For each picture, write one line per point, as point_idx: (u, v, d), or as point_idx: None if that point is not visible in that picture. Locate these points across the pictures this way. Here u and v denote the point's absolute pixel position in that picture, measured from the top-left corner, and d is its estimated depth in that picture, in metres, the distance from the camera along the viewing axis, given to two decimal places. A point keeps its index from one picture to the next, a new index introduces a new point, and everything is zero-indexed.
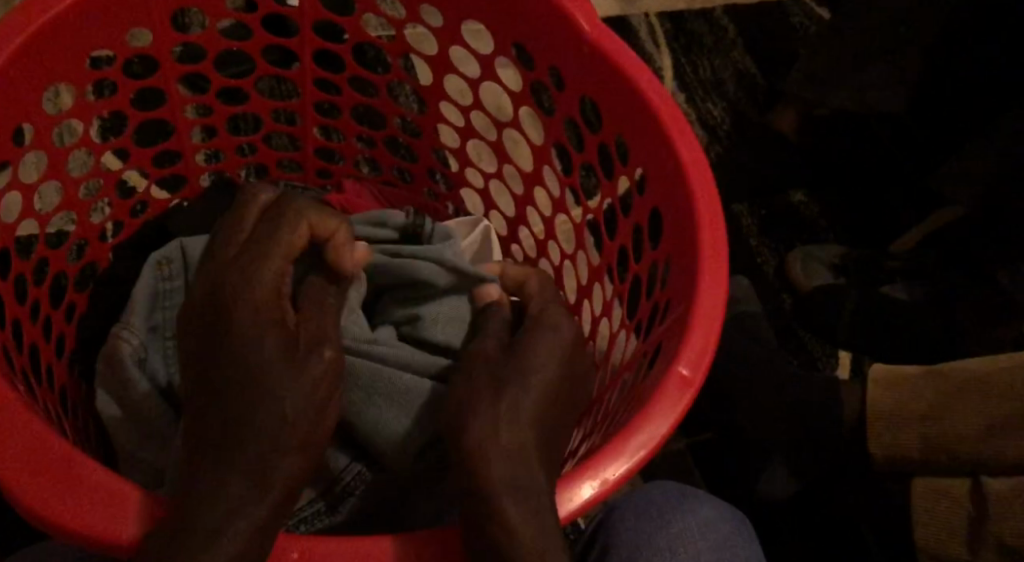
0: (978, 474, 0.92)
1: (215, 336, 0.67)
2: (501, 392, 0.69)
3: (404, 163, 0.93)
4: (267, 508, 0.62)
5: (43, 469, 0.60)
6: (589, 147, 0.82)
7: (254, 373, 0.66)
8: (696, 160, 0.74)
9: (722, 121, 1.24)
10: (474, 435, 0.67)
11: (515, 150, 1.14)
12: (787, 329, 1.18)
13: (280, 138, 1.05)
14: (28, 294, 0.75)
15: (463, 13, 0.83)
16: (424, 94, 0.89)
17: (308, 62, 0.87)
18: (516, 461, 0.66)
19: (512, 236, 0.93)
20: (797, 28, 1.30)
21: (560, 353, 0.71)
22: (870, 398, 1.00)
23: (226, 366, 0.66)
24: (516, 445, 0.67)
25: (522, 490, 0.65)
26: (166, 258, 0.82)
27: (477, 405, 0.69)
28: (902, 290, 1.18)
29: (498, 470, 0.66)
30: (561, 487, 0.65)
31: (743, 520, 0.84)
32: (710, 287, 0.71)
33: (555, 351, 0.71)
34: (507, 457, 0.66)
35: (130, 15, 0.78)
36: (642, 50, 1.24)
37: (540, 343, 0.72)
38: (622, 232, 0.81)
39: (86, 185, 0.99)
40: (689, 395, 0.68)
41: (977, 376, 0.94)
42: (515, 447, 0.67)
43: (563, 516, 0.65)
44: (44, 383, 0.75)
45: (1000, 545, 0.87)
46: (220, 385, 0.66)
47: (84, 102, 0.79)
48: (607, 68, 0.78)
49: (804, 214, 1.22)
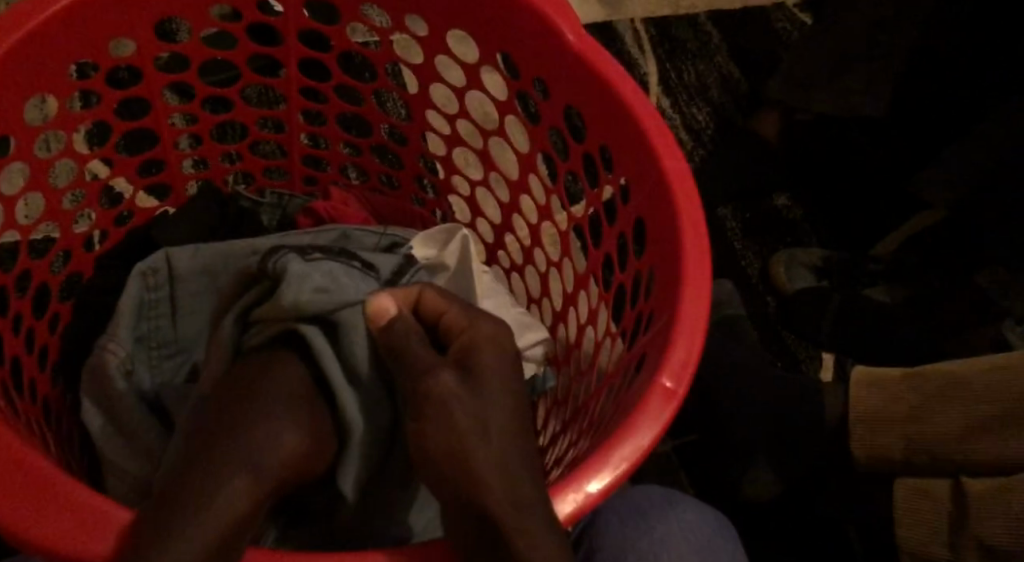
0: (960, 474, 0.93)
1: (239, 382, 0.73)
2: (490, 427, 0.69)
3: (391, 170, 0.94)
4: (248, 504, 0.66)
5: (22, 489, 0.60)
6: (574, 156, 0.83)
7: (265, 405, 0.71)
8: (677, 166, 0.75)
9: (706, 125, 1.25)
10: (479, 467, 0.68)
11: (500, 156, 1.14)
12: (772, 332, 1.19)
13: (267, 145, 1.05)
14: (12, 306, 0.76)
15: (447, 24, 0.84)
16: (411, 102, 0.89)
17: (295, 70, 0.88)
18: (502, 484, 0.67)
19: (498, 242, 0.94)
20: (781, 33, 1.32)
21: (512, 374, 0.73)
22: (851, 400, 1.00)
23: (237, 398, 0.72)
24: (494, 469, 0.68)
25: (519, 505, 0.66)
26: (152, 269, 0.81)
27: (470, 441, 0.69)
28: (883, 292, 1.21)
29: (496, 490, 0.67)
30: (556, 491, 0.66)
31: (726, 523, 0.85)
32: (693, 296, 0.72)
33: (510, 381, 0.72)
34: (492, 484, 0.68)
35: (114, 27, 0.78)
36: (627, 56, 1.24)
37: (497, 368, 0.72)
38: (607, 240, 0.82)
39: (72, 193, 0.98)
40: (672, 407, 0.69)
41: (957, 374, 0.95)
42: (493, 470, 0.68)
43: (563, 521, 0.66)
44: (27, 397, 0.75)
45: (979, 544, 0.88)
46: (225, 410, 0.71)
47: (68, 113, 0.79)
48: (590, 79, 0.78)
49: (790, 218, 1.24)
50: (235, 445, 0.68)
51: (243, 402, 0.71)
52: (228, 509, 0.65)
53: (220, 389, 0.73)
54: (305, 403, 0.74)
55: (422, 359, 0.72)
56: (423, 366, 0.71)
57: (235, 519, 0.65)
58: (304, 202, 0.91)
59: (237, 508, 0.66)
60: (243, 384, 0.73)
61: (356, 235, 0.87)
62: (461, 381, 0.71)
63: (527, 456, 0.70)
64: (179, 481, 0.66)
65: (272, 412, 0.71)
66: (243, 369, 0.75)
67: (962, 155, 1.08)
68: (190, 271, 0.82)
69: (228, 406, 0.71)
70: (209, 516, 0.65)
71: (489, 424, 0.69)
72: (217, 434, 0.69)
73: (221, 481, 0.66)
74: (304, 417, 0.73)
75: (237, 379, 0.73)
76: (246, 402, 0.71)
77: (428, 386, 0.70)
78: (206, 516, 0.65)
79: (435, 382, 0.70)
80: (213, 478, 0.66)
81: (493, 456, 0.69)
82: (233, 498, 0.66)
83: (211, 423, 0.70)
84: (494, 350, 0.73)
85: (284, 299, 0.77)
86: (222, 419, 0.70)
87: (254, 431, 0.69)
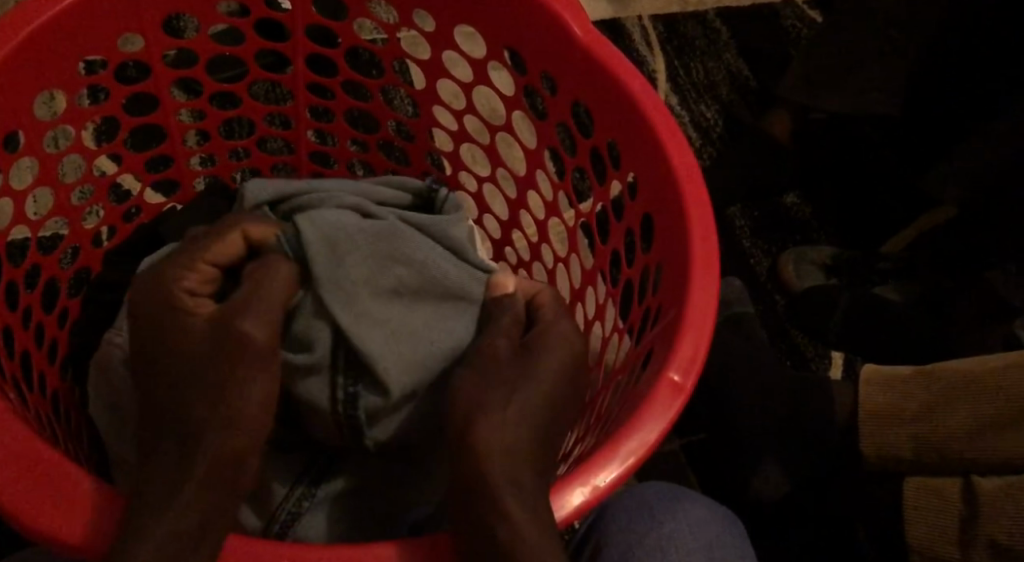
0: (970, 473, 0.92)
1: (170, 339, 0.70)
2: (514, 393, 0.70)
3: (398, 166, 0.94)
4: (208, 488, 0.65)
5: (29, 479, 0.61)
6: (581, 152, 0.83)
7: (202, 376, 0.68)
8: (685, 158, 0.75)
9: (715, 123, 1.25)
10: (484, 450, 0.67)
11: (508, 153, 1.14)
12: (779, 328, 1.19)
13: (275, 141, 1.05)
14: (21, 301, 0.76)
15: (455, 18, 0.83)
16: (418, 98, 0.89)
17: (302, 65, 0.88)
18: (509, 477, 0.66)
19: (505, 239, 0.94)
20: (789, 30, 1.31)
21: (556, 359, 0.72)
22: (862, 397, 1.00)
23: (177, 369, 0.69)
24: (499, 455, 0.67)
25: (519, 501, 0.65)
26: (160, 264, 0.83)
27: (484, 423, 0.68)
28: (892, 292, 1.19)
29: (497, 478, 0.66)
30: (561, 486, 0.66)
31: (733, 519, 0.85)
32: (701, 291, 0.72)
33: (566, 360, 0.73)
34: (499, 473, 0.66)
35: (122, 22, 0.78)
36: (636, 53, 1.24)
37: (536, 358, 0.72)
38: (615, 236, 0.82)
39: (81, 189, 0.98)
40: (680, 401, 0.68)
41: (965, 374, 0.94)
42: (496, 458, 0.67)
43: (565, 517, 0.66)
44: (35, 390, 0.75)
45: (990, 544, 0.87)
46: (172, 385, 0.69)
47: (77, 108, 0.79)
48: (599, 75, 0.78)
49: (797, 217, 1.23)
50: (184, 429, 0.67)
51: (183, 377, 0.69)
52: (183, 498, 0.64)
53: (158, 344, 0.70)
54: (231, 347, 0.70)
55: (500, 329, 0.75)
56: (499, 332, 0.75)
57: (212, 504, 0.64)
58: None
59: (195, 493, 0.64)
60: (175, 344, 0.70)
61: (391, 196, 0.87)
62: (514, 356, 0.73)
63: (535, 442, 0.69)
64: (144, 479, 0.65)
65: (196, 379, 0.68)
66: (182, 312, 0.71)
67: (972, 152, 1.07)
68: None
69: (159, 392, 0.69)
70: (172, 510, 0.63)
71: (507, 407, 0.69)
72: (167, 423, 0.68)
73: (179, 473, 0.65)
74: (240, 370, 0.69)
75: (172, 333, 0.70)
76: (173, 377, 0.69)
77: (483, 353, 0.73)
78: (183, 502, 0.64)
79: (492, 348, 0.73)
80: (177, 472, 0.65)
81: (497, 445, 0.67)
82: (188, 487, 0.64)
83: (166, 405, 0.68)
84: (549, 340, 0.73)
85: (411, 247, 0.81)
86: (173, 401, 0.68)
87: (199, 412, 0.67)
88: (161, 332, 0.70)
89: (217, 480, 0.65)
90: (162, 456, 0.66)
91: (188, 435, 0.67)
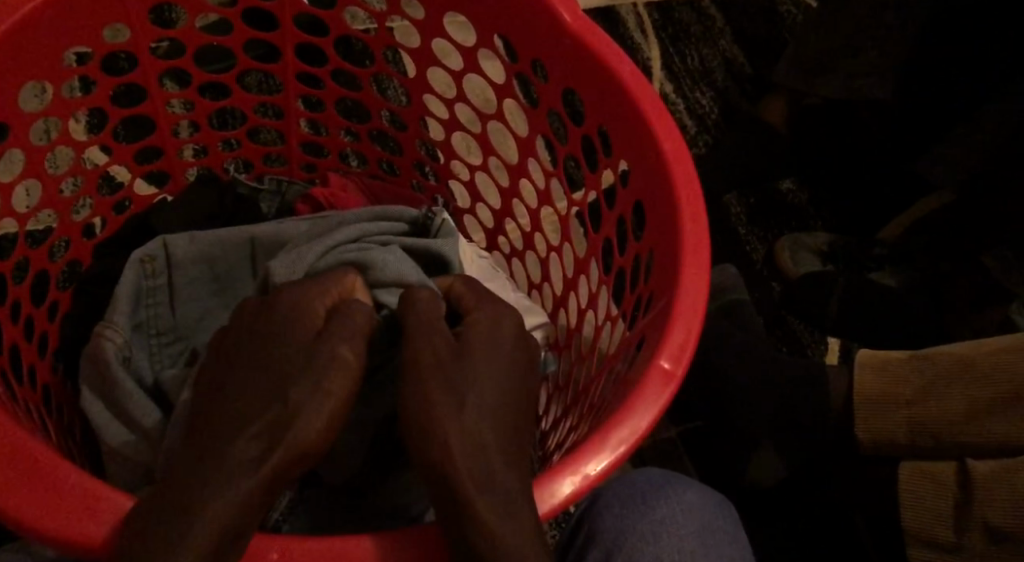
0: (964, 457, 0.93)
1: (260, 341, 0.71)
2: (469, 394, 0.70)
3: (390, 155, 0.93)
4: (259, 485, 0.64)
5: (19, 473, 0.61)
6: (574, 139, 0.82)
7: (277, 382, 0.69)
8: (674, 142, 0.75)
9: (710, 110, 1.25)
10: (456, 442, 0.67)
11: (501, 141, 1.15)
12: (775, 316, 1.19)
13: (267, 133, 1.06)
14: (10, 294, 0.76)
15: (444, 6, 0.83)
16: (409, 86, 0.89)
17: (292, 54, 0.87)
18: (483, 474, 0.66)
19: (498, 228, 0.93)
20: (785, 17, 1.31)
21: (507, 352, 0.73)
22: (856, 382, 0.99)
23: (260, 369, 0.70)
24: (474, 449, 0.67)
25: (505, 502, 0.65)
26: (151, 256, 0.82)
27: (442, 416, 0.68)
28: (890, 277, 1.20)
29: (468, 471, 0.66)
30: (540, 482, 0.66)
31: (726, 503, 0.85)
32: (693, 279, 0.72)
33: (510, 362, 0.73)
34: (472, 467, 0.66)
35: (107, 12, 0.78)
36: (629, 41, 1.24)
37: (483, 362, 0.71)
38: (607, 225, 0.81)
39: (72, 180, 0.99)
40: (671, 388, 0.68)
41: (961, 358, 0.94)
42: (472, 451, 0.67)
43: (548, 510, 0.66)
44: (25, 383, 0.75)
45: (985, 526, 0.87)
46: (252, 381, 0.69)
47: (64, 100, 0.79)
48: (590, 62, 0.78)
49: (794, 203, 1.24)
50: (246, 430, 0.66)
51: (261, 379, 0.69)
52: (230, 494, 0.64)
53: (247, 346, 0.71)
54: (308, 357, 0.70)
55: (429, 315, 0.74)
56: (428, 317, 0.74)
57: (258, 505, 0.64)
58: (303, 188, 0.91)
59: (246, 490, 0.64)
60: (263, 338, 0.71)
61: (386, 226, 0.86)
62: (449, 351, 0.72)
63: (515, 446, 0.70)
64: (188, 474, 0.65)
65: (284, 386, 0.69)
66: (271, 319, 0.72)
67: (967, 137, 1.07)
68: (188, 259, 0.83)
69: (249, 381, 0.70)
70: (218, 501, 0.63)
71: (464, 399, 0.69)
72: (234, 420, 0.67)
73: (225, 464, 0.65)
74: (314, 376, 0.69)
75: (258, 332, 0.72)
76: (260, 380, 0.69)
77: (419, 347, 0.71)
78: (224, 495, 0.63)
79: (427, 344, 0.71)
80: (235, 463, 0.65)
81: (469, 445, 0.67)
82: (236, 482, 0.64)
83: (248, 395, 0.69)
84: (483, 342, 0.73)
85: (377, 273, 0.81)
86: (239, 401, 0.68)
87: (279, 414, 0.67)
88: (244, 336, 0.72)
89: (267, 482, 0.65)
90: (216, 451, 0.66)
91: (254, 434, 0.66)
